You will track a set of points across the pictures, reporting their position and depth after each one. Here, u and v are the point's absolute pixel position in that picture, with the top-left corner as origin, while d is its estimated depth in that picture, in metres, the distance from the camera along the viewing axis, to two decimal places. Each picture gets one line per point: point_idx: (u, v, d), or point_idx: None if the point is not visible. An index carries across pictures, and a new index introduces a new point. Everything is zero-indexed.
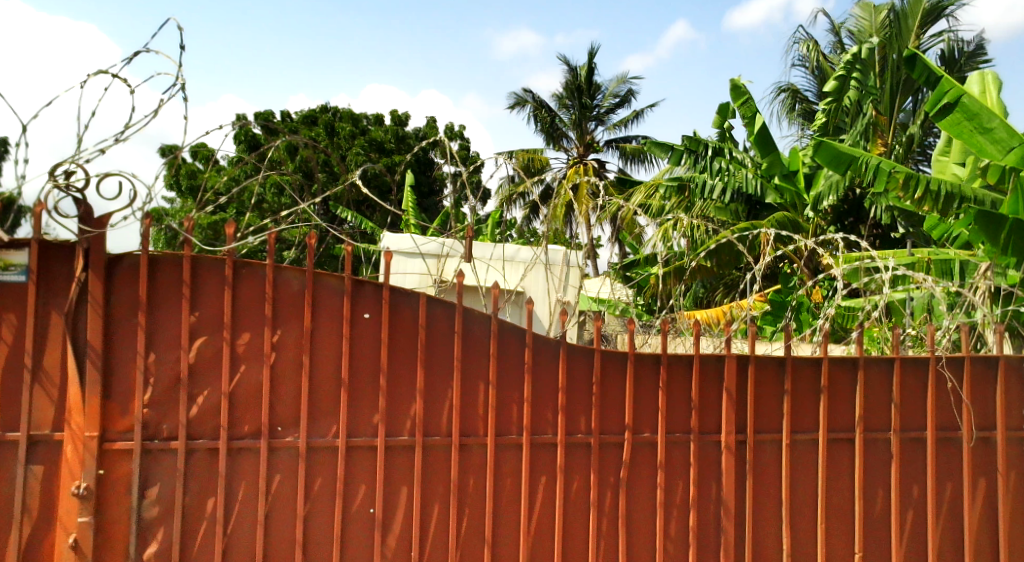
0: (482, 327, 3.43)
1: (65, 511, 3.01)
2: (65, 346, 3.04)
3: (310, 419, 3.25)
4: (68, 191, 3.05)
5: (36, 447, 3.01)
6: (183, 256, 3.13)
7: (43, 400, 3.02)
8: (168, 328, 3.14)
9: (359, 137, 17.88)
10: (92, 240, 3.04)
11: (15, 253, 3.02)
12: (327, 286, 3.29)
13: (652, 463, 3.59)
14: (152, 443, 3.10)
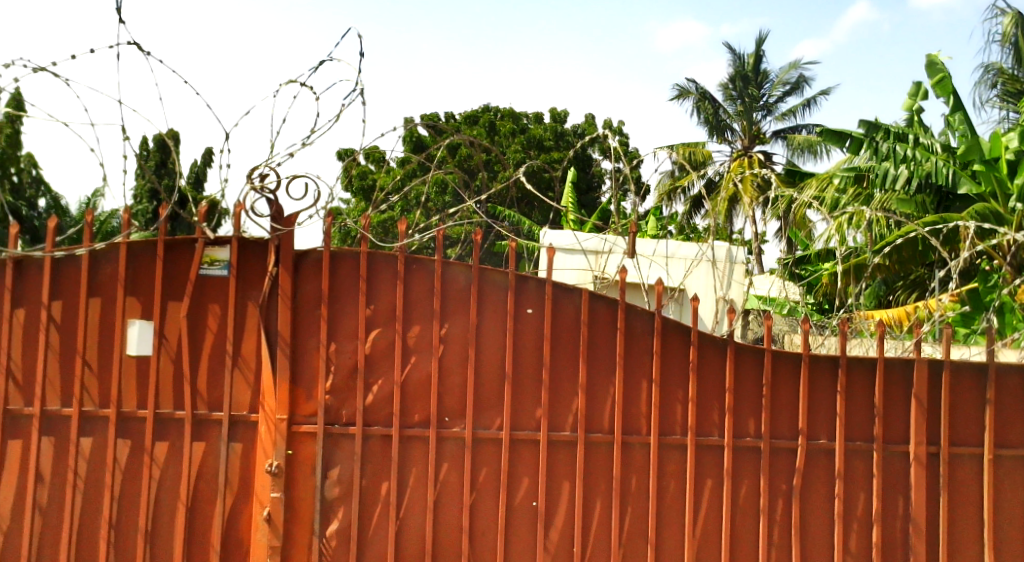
0: (645, 323, 3.41)
1: (259, 487, 3.26)
2: (259, 334, 3.30)
3: (475, 410, 3.36)
4: (262, 193, 3.32)
5: (236, 426, 3.29)
6: (360, 252, 3.33)
7: (241, 384, 3.30)
8: (347, 320, 3.34)
9: (519, 135, 18.21)
10: (283, 237, 3.29)
11: (220, 250, 3.33)
12: (492, 281, 3.38)
13: (828, 469, 3.44)
14: (334, 427, 3.31)
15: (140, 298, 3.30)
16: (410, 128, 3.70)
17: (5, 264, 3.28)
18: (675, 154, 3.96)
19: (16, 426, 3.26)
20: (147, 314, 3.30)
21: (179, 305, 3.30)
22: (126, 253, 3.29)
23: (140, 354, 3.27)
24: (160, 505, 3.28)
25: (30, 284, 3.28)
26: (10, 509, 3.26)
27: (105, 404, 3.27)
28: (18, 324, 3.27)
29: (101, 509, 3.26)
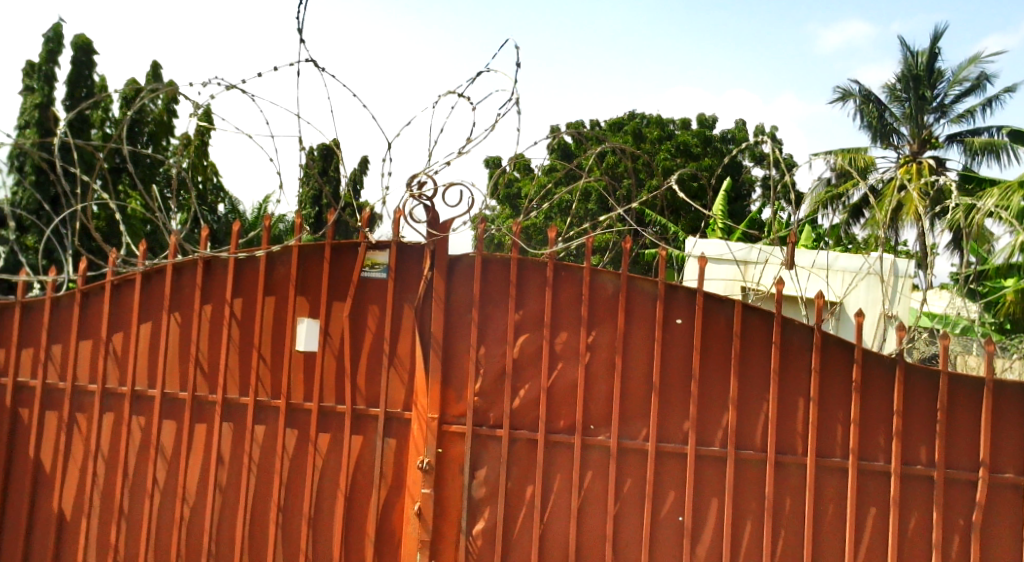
0: (803, 338, 3.26)
1: (411, 482, 3.37)
2: (414, 335, 3.43)
3: (622, 420, 3.33)
4: (420, 199, 3.43)
5: (391, 422, 3.42)
6: (511, 257, 3.38)
7: (396, 382, 3.43)
8: (496, 324, 3.40)
9: (666, 142, 17.87)
10: (438, 243, 3.40)
11: (380, 254, 3.48)
12: (641, 290, 3.34)
13: (1010, 505, 3.16)
14: (482, 428, 3.37)
15: (308, 298, 3.49)
16: (557, 137, 3.71)
17: (195, 262, 3.56)
18: (835, 161, 3.75)
19: (202, 411, 3.53)
20: (314, 312, 3.50)
21: (343, 305, 3.48)
22: (297, 256, 3.50)
23: (307, 350, 3.47)
24: (322, 492, 3.45)
25: (215, 281, 3.56)
26: (195, 487, 3.53)
27: (276, 395, 3.49)
28: (204, 318, 3.54)
29: (271, 492, 3.48)
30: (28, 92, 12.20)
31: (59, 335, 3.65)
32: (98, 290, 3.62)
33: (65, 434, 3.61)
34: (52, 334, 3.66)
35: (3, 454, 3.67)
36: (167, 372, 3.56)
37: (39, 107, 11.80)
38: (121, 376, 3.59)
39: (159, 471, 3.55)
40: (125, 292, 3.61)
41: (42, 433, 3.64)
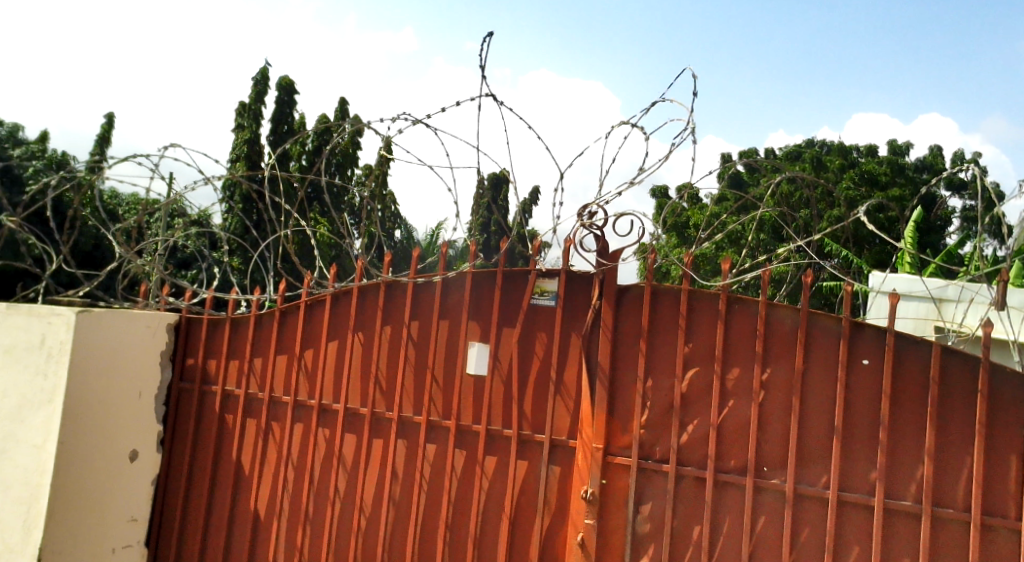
0: (1015, 389, 2.97)
1: (575, 511, 3.36)
2: (580, 364, 3.44)
3: (800, 464, 3.16)
4: (591, 228, 3.44)
5: (556, 450, 3.44)
6: (681, 289, 3.33)
7: (562, 410, 3.45)
8: (665, 356, 3.34)
9: (851, 169, 16.90)
10: (607, 272, 3.40)
11: (550, 282, 3.52)
12: (823, 326, 3.18)
13: None
14: (647, 462, 3.31)
15: (480, 323, 3.60)
16: (730, 166, 3.60)
17: (378, 285, 3.78)
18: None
19: (379, 427, 3.72)
20: (484, 337, 3.59)
21: (512, 331, 3.55)
22: (470, 281, 3.62)
23: (477, 374, 3.57)
24: (488, 513, 3.52)
25: (395, 304, 3.75)
26: (371, 498, 3.70)
27: (447, 415, 3.61)
28: (384, 339, 3.74)
29: (439, 509, 3.58)
30: (237, 128, 13.42)
31: (259, 349, 3.97)
32: (294, 309, 3.92)
33: (262, 440, 3.91)
34: (253, 348, 3.98)
35: (210, 457, 3.99)
36: (350, 388, 3.77)
37: (246, 142, 12.94)
38: (310, 390, 3.85)
39: (340, 481, 3.76)
40: (317, 311, 3.88)
41: (243, 438, 3.95)
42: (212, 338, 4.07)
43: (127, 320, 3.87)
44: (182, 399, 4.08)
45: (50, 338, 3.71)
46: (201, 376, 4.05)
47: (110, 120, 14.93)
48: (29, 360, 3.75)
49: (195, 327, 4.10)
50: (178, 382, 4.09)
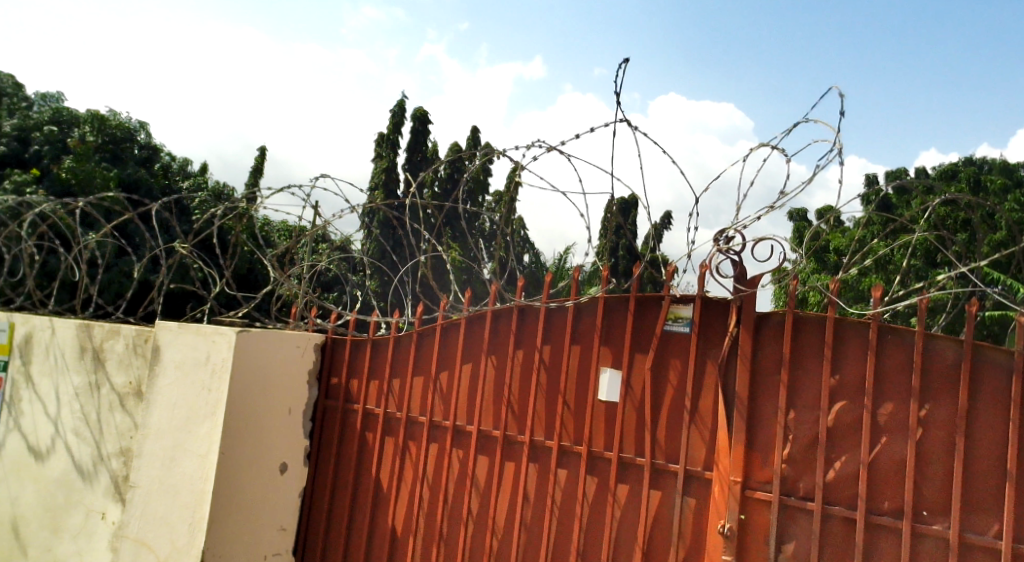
0: None
1: (712, 546, 3.24)
2: (717, 393, 3.33)
3: (965, 510, 2.92)
4: (728, 253, 3.32)
5: (691, 481, 3.33)
6: (826, 317, 3.17)
7: (697, 440, 3.34)
8: (810, 388, 3.19)
9: (1014, 189, 15.68)
10: (745, 298, 3.28)
11: (684, 308, 3.44)
12: (991, 361, 2.94)
13: None
14: (790, 499, 3.15)
15: (612, 349, 3.56)
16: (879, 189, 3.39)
17: (511, 309, 3.81)
18: None
19: (511, 450, 3.73)
20: (616, 363, 3.55)
21: (645, 357, 3.49)
22: (603, 306, 3.59)
23: (609, 401, 3.52)
24: (621, 543, 3.45)
25: (527, 328, 3.77)
26: (503, 521, 3.71)
27: (578, 441, 3.58)
28: (516, 363, 3.76)
29: (571, 535, 3.55)
30: (376, 158, 13.99)
31: (398, 371, 4.09)
32: (431, 331, 4.02)
33: (399, 459, 4.00)
34: (393, 369, 4.10)
35: (352, 473, 4.13)
36: (483, 410, 3.82)
37: (385, 172, 13.46)
38: (445, 411, 3.92)
39: (473, 502, 3.79)
40: (452, 334, 3.96)
41: (382, 456, 4.07)
42: (354, 358, 4.22)
43: (279, 339, 4.08)
44: (327, 415, 4.25)
45: (215, 356, 3.98)
46: (344, 395, 4.21)
47: (262, 154, 15.94)
48: (197, 376, 4.03)
49: (340, 347, 4.28)
50: (324, 399, 4.26)
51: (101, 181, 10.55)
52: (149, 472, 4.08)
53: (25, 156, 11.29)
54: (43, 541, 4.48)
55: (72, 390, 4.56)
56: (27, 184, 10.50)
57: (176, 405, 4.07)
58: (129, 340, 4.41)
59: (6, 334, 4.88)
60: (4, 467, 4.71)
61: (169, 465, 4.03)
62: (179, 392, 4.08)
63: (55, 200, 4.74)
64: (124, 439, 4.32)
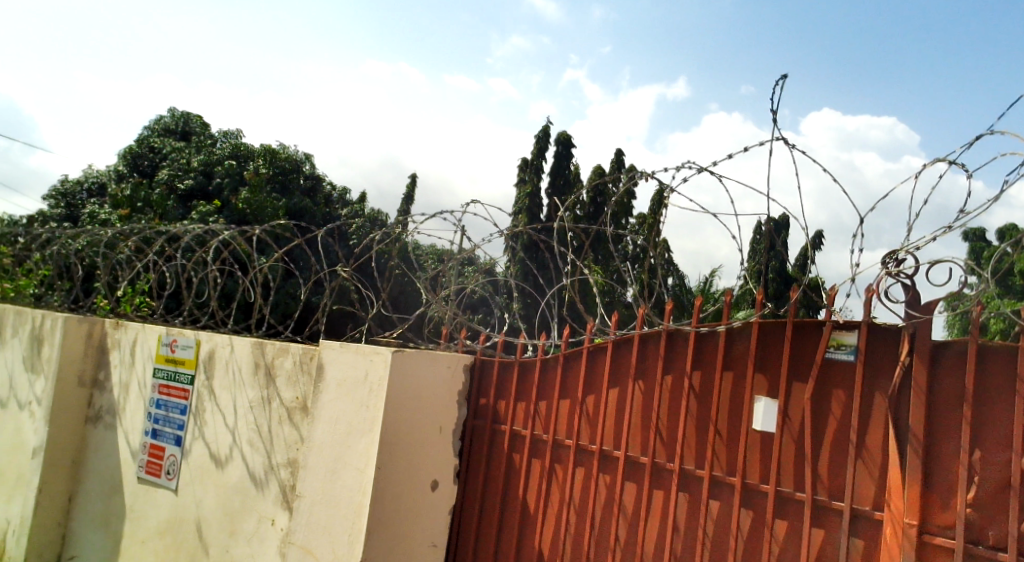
0: None
1: None
2: (887, 427, 3.10)
3: None
4: (898, 275, 3.11)
5: (858, 521, 3.11)
6: (1018, 347, 2.88)
7: (865, 478, 3.12)
8: (997, 426, 2.91)
9: None
10: (919, 325, 3.06)
11: (848, 334, 3.24)
12: None
13: None
14: (976, 548, 2.86)
15: (767, 376, 3.39)
16: None
17: (660, 334, 3.72)
18: None
19: (660, 478, 3.62)
20: (772, 392, 3.38)
21: (804, 387, 3.30)
22: (757, 332, 3.43)
23: (764, 431, 3.35)
24: None
25: (677, 353, 3.66)
26: (652, 552, 3.60)
27: (732, 472, 3.43)
28: (665, 389, 3.66)
29: None
30: (520, 184, 14.17)
31: (545, 393, 4.07)
32: (577, 355, 3.99)
33: (546, 482, 3.98)
34: (540, 391, 4.09)
35: (499, 494, 4.13)
36: (631, 436, 3.73)
37: (528, 197, 13.62)
38: (592, 435, 3.87)
39: (620, 529, 3.70)
40: (598, 357, 3.91)
41: (528, 478, 4.05)
42: (502, 379, 4.24)
43: (432, 360, 4.18)
44: (475, 435, 4.28)
45: (373, 374, 4.12)
46: (492, 415, 4.23)
47: (412, 183, 16.55)
48: (356, 393, 4.19)
49: (488, 367, 4.31)
50: (472, 419, 4.30)
51: (272, 210, 11.38)
52: (313, 483, 4.27)
53: (208, 188, 12.34)
54: (220, 543, 4.77)
55: (247, 403, 4.87)
56: (210, 213, 11.44)
57: (337, 420, 4.25)
58: (296, 357, 4.65)
59: (193, 350, 5.31)
60: (189, 472, 5.07)
61: (331, 477, 4.20)
62: (341, 408, 4.25)
63: (235, 228, 5.11)
64: (291, 450, 4.55)
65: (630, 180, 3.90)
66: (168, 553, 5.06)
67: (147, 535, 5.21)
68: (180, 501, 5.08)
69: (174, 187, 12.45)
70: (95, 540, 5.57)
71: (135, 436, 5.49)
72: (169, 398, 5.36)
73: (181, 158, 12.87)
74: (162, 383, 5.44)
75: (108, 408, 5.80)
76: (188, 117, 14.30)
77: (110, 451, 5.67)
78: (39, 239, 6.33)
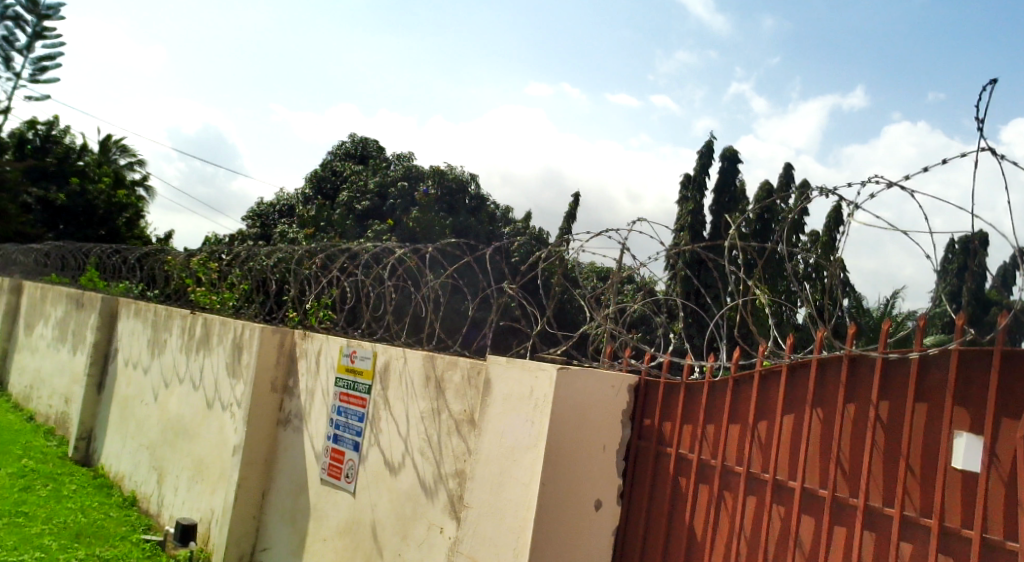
0: None
1: None
2: None
3: None
4: None
5: None
6: None
7: None
8: None
9: None
10: None
11: None
12: None
13: None
14: None
15: (971, 409, 2.89)
16: None
17: (841, 359, 3.36)
18: None
19: (843, 514, 3.22)
20: (976, 428, 2.86)
21: (1015, 423, 2.75)
22: (957, 359, 2.94)
23: (967, 470, 2.85)
24: None
25: (861, 380, 3.27)
26: None
27: (928, 512, 2.94)
28: (847, 419, 3.27)
29: None
30: (683, 201, 13.96)
31: (713, 416, 3.86)
32: (749, 378, 3.74)
33: (714, 508, 3.73)
34: (707, 415, 3.89)
35: (664, 519, 3.95)
36: (808, 467, 3.38)
37: (691, 214, 13.38)
38: (764, 463, 3.57)
39: None
40: (771, 381, 3.63)
41: (696, 504, 3.83)
42: (667, 402, 4.11)
43: (596, 378, 4.21)
44: (640, 456, 4.18)
45: (537, 391, 4.22)
46: (657, 437, 4.10)
47: (575, 201, 16.72)
48: (522, 408, 4.31)
49: (653, 388, 4.22)
50: (636, 439, 4.23)
51: (439, 228, 11.84)
52: (481, 495, 4.43)
53: (382, 208, 13.04)
54: (394, 546, 5.01)
55: (419, 413, 5.11)
56: (383, 232, 12.14)
57: (504, 434, 4.38)
58: (464, 372, 4.85)
59: (370, 361, 5.65)
60: (367, 477, 5.39)
61: (497, 490, 4.33)
62: (507, 422, 4.38)
63: (409, 246, 5.39)
64: (459, 461, 4.73)
65: (801, 198, 3.76)
66: (346, 552, 5.37)
67: (328, 534, 5.56)
68: (357, 503, 5.40)
69: (353, 208, 13.30)
70: (283, 534, 6.02)
71: (319, 440, 5.91)
72: (349, 405, 5.73)
73: (359, 180, 13.73)
74: (342, 391, 5.83)
75: (296, 413, 6.28)
76: (367, 143, 15.15)
77: (297, 454, 6.12)
78: (239, 257, 6.98)
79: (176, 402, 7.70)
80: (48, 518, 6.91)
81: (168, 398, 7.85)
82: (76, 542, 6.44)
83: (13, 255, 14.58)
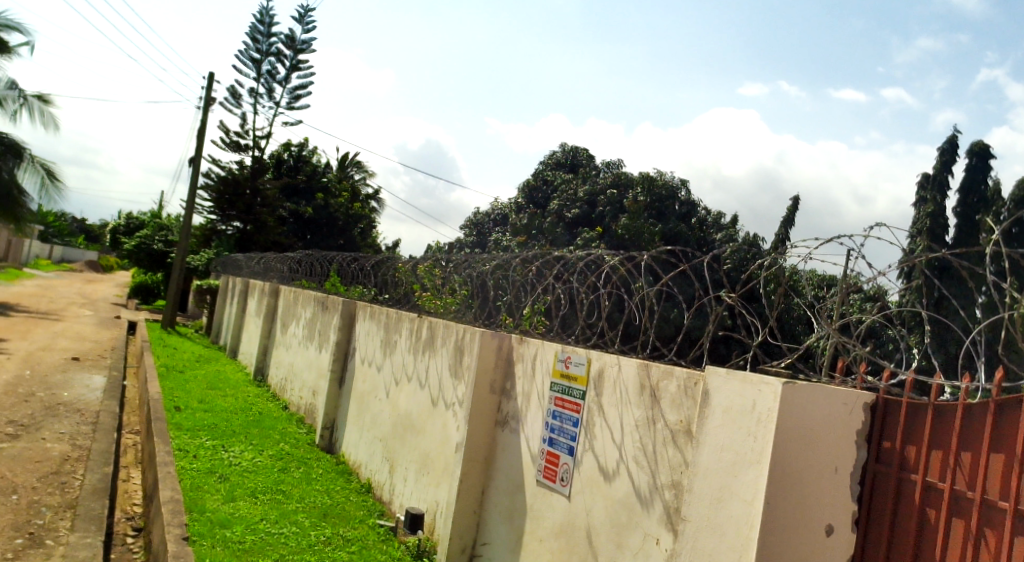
0: None
1: None
2: None
3: None
4: None
5: None
6: None
7: None
8: None
9: None
10: None
11: None
12: None
13: None
14: None
15: None
16: None
17: None
18: None
19: None
20: None
21: None
22: None
23: None
24: None
25: None
26: None
27: None
28: None
29: None
30: (920, 204, 12.80)
31: (969, 443, 3.47)
32: (1014, 403, 3.32)
33: (972, 547, 3.35)
34: (961, 441, 3.50)
35: (908, 554, 3.60)
36: None
37: (930, 218, 12.25)
38: None
39: None
40: None
41: (948, 540, 3.46)
42: (911, 424, 3.73)
43: (824, 393, 3.96)
44: (878, 481, 3.82)
45: (760, 404, 4.06)
46: (899, 461, 3.74)
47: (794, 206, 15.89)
48: (743, 423, 4.16)
49: (893, 408, 3.83)
50: (874, 463, 3.85)
51: (648, 235, 11.53)
52: (699, 509, 4.32)
53: (592, 216, 13.18)
54: (610, 552, 5.01)
55: (634, 421, 5.08)
56: (594, 240, 12.27)
57: (724, 448, 4.25)
58: (681, 381, 4.76)
59: (584, 367, 5.70)
60: (581, 482, 5.44)
61: (718, 505, 4.20)
62: (727, 436, 4.25)
63: (623, 254, 5.36)
64: (676, 472, 4.65)
65: None
66: (563, 553, 5.45)
67: (545, 534, 5.67)
68: (572, 507, 5.46)
69: (564, 216, 13.59)
70: (502, 530, 6.22)
71: (536, 442, 6.05)
72: (564, 410, 5.81)
73: (571, 190, 13.96)
74: (557, 396, 5.93)
75: (513, 415, 6.49)
76: (578, 151, 15.41)
77: (515, 454, 6.32)
78: (460, 265, 7.31)
79: (404, 398, 8.23)
80: (301, 497, 7.67)
81: (398, 395, 8.40)
82: (324, 521, 7.10)
83: (272, 263, 16.32)
